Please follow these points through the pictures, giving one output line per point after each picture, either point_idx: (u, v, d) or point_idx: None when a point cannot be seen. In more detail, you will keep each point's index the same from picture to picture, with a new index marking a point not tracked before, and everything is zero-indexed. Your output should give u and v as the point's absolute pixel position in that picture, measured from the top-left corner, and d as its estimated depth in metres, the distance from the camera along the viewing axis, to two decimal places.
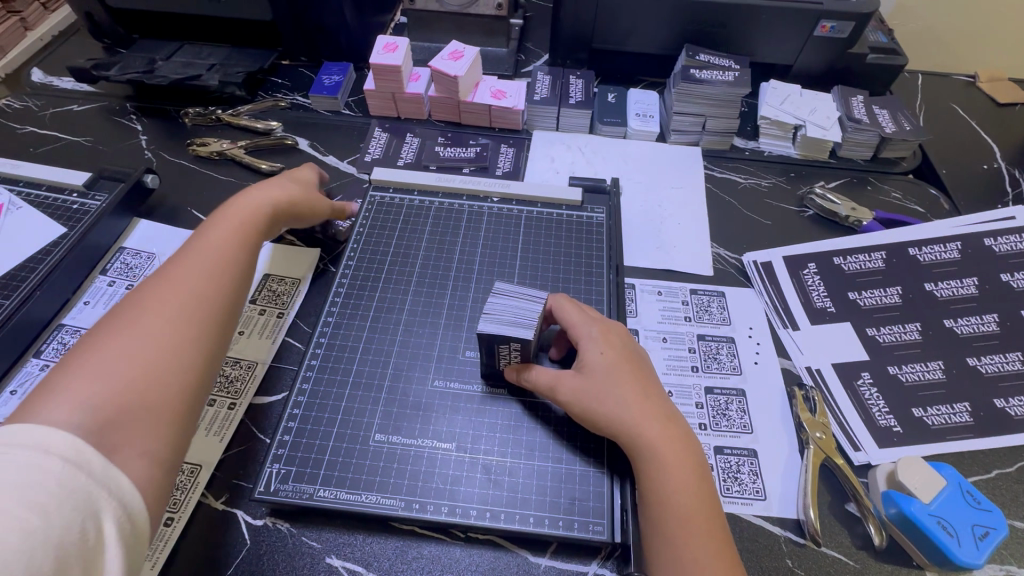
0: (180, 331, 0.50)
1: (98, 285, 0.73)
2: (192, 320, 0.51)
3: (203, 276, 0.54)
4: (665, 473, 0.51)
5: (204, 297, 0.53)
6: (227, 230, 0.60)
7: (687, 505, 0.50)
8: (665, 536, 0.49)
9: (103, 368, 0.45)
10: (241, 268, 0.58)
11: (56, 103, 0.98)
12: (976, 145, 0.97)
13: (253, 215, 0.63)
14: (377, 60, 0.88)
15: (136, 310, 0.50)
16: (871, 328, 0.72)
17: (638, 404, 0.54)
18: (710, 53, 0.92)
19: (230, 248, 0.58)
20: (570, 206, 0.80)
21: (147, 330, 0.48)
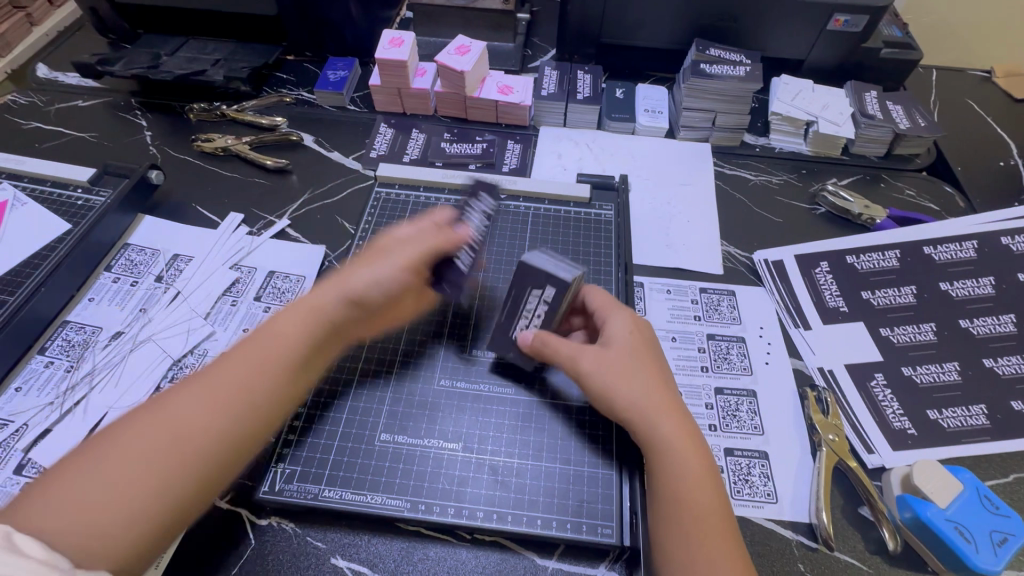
0: (184, 446, 0.44)
1: (102, 281, 0.73)
2: (201, 450, 0.44)
3: (236, 383, 0.47)
4: (679, 468, 0.50)
5: (221, 415, 0.46)
6: (301, 306, 0.53)
7: (701, 503, 0.49)
8: (676, 534, 0.48)
9: (114, 465, 0.41)
10: (289, 366, 0.50)
11: (61, 98, 0.97)
12: (993, 142, 0.95)
13: (331, 291, 0.54)
14: (383, 55, 0.87)
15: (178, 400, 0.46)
16: (885, 328, 0.71)
17: (656, 396, 0.53)
18: (721, 47, 0.90)
19: (279, 346, 0.50)
20: (578, 202, 0.79)
21: (155, 435, 0.43)
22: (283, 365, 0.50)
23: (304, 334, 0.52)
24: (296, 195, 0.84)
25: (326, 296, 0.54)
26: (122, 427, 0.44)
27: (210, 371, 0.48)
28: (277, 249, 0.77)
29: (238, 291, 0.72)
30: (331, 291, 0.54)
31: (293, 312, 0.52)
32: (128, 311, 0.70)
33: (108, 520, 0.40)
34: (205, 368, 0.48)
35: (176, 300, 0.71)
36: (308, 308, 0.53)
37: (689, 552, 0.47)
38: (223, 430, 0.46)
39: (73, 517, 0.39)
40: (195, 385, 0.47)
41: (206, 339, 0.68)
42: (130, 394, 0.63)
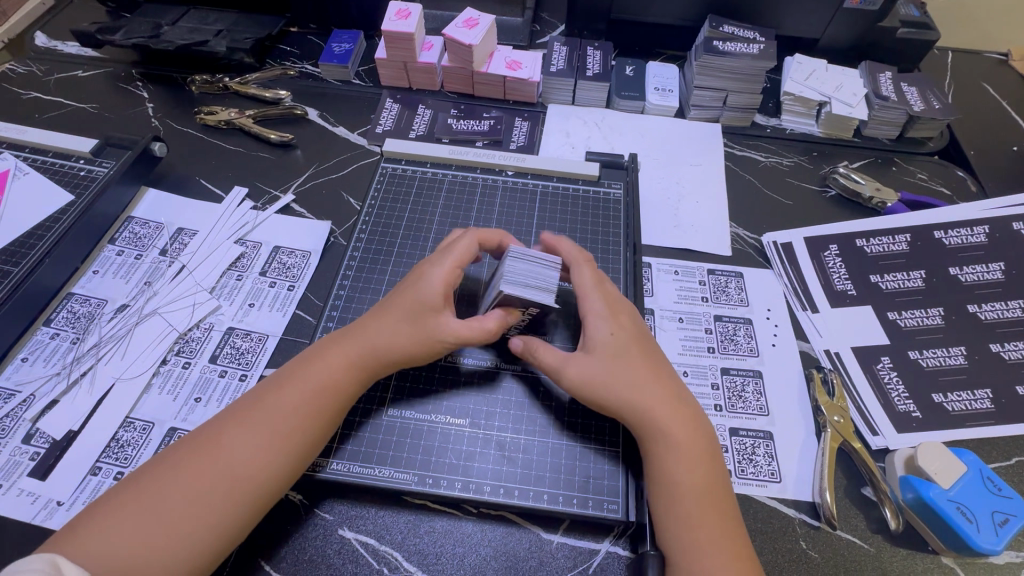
0: (227, 482, 0.47)
1: (106, 254, 0.72)
2: (237, 485, 0.48)
3: (276, 428, 0.50)
4: (677, 454, 0.50)
5: (261, 455, 0.49)
6: (338, 355, 0.54)
7: (698, 494, 0.49)
8: (681, 523, 0.48)
9: (168, 487, 0.46)
10: (328, 406, 0.53)
11: (61, 68, 0.95)
12: (1007, 125, 0.94)
13: (374, 354, 0.55)
14: (391, 27, 0.85)
15: (232, 431, 0.50)
16: (892, 312, 0.70)
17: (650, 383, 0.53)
18: (734, 24, 0.88)
19: (314, 395, 0.52)
20: (587, 180, 0.78)
21: (203, 470, 0.47)
22: (321, 409, 0.52)
23: (344, 387, 0.54)
24: (301, 170, 0.83)
25: (366, 354, 0.55)
26: (174, 462, 0.48)
27: (252, 409, 0.51)
28: (283, 224, 0.76)
29: (243, 266, 0.72)
30: (369, 350, 0.55)
31: (332, 360, 0.54)
32: (134, 284, 0.70)
33: (155, 553, 0.44)
34: (250, 407, 0.51)
35: (181, 274, 0.70)
36: (346, 363, 0.54)
37: (687, 544, 0.47)
38: (258, 473, 0.48)
39: (127, 549, 0.43)
40: (239, 425, 0.50)
41: (212, 313, 0.68)
42: (136, 366, 0.63)
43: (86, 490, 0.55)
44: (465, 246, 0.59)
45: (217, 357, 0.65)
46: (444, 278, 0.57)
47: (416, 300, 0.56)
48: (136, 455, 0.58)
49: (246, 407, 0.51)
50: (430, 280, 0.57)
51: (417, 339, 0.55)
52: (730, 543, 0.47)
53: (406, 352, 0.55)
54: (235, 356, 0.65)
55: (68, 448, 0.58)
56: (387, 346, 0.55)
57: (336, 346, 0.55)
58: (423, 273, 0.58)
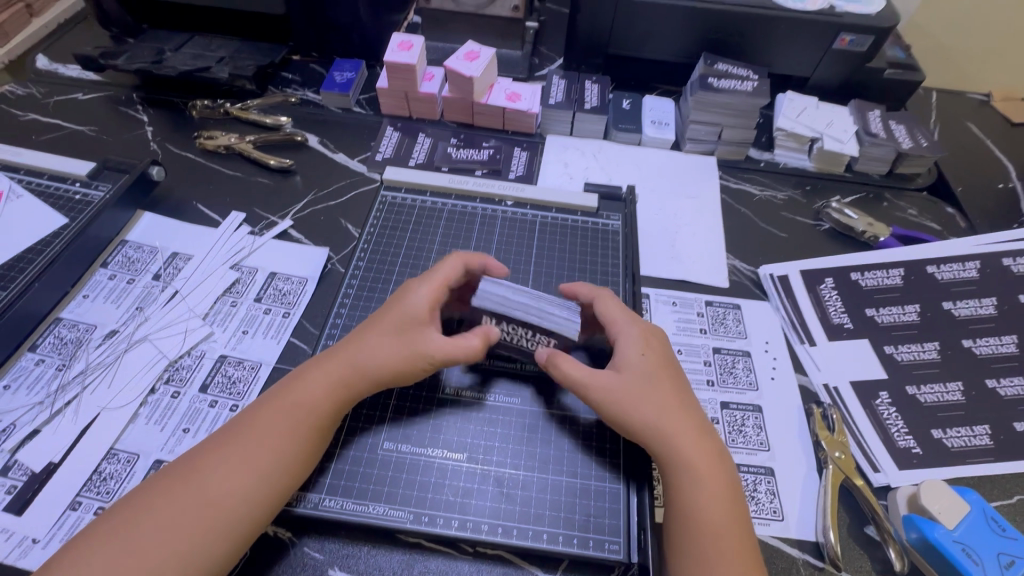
0: (211, 512, 0.46)
1: (98, 278, 0.71)
2: (222, 517, 0.46)
3: (258, 453, 0.49)
4: (691, 485, 0.49)
5: (245, 481, 0.48)
6: (323, 378, 0.53)
7: (714, 528, 0.48)
8: (701, 555, 0.47)
9: (154, 521, 0.45)
10: (313, 427, 0.51)
11: (61, 90, 0.95)
12: (992, 163, 0.97)
13: (358, 375, 0.54)
14: (392, 58, 0.86)
15: (218, 460, 0.48)
16: (888, 346, 0.71)
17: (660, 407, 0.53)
18: (728, 62, 0.91)
19: (299, 418, 0.51)
20: (586, 212, 0.79)
21: (187, 501, 0.46)
22: (304, 434, 0.51)
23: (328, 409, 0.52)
24: (299, 196, 0.83)
25: (352, 372, 0.54)
26: (153, 494, 0.46)
27: (234, 436, 0.50)
28: (280, 250, 0.75)
29: (239, 292, 0.71)
30: (353, 369, 0.54)
31: (317, 382, 0.53)
32: (125, 309, 0.68)
33: None
34: (234, 433, 0.50)
35: (173, 299, 0.69)
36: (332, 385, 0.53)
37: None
38: (240, 502, 0.47)
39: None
40: (221, 453, 0.49)
41: (204, 340, 0.66)
42: (123, 395, 0.61)
43: (64, 526, 0.53)
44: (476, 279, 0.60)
45: (207, 386, 0.63)
46: (429, 294, 0.58)
47: (403, 314, 0.57)
48: (119, 489, 0.55)
49: (231, 434, 0.50)
50: (416, 296, 0.58)
51: (404, 354, 0.55)
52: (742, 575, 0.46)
53: (395, 369, 0.55)
54: (226, 385, 0.63)
55: (48, 481, 0.55)
56: (372, 364, 0.54)
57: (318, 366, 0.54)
58: (410, 291, 0.59)
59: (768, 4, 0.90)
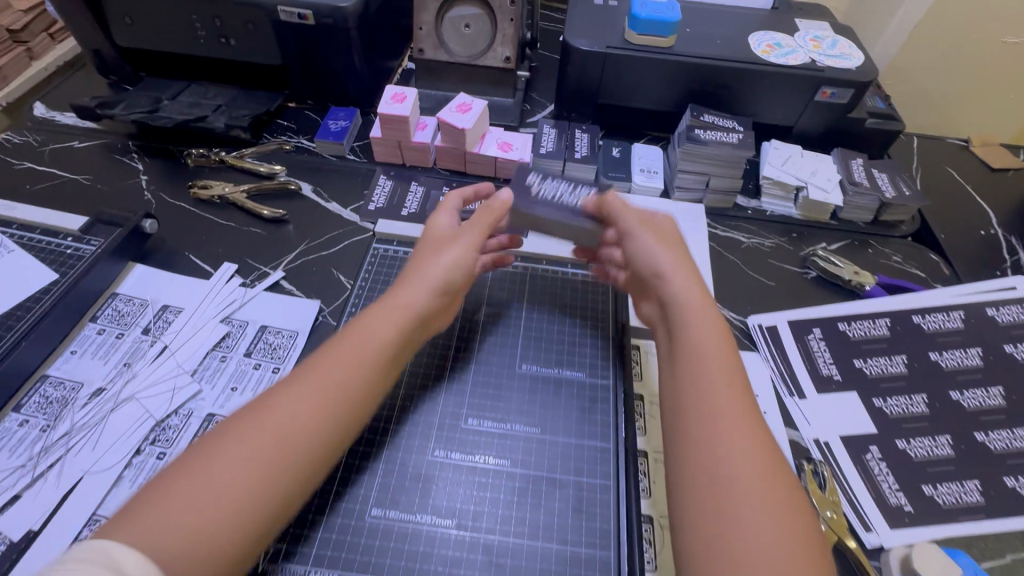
0: (290, 426, 0.47)
1: (86, 333, 0.71)
2: (300, 430, 0.48)
3: (327, 379, 0.51)
4: (703, 355, 0.53)
5: (316, 392, 0.50)
6: (375, 319, 0.56)
7: (731, 398, 0.50)
8: (716, 417, 0.49)
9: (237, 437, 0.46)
10: (381, 337, 0.55)
11: (57, 138, 0.96)
12: (973, 210, 0.99)
13: (407, 299, 0.59)
14: (386, 109, 0.88)
15: (297, 381, 0.50)
16: (877, 398, 0.71)
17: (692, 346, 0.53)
18: (714, 113, 0.94)
19: (365, 340, 0.54)
20: (576, 263, 0.79)
21: (265, 419, 0.47)
22: (370, 359, 0.54)
23: (389, 329, 0.56)
24: (292, 246, 0.83)
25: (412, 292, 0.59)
26: (205, 447, 0.45)
27: (289, 381, 0.51)
28: (271, 302, 0.75)
29: (228, 346, 0.71)
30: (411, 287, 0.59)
31: (383, 308, 0.57)
32: (112, 366, 0.68)
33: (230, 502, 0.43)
34: (287, 381, 0.51)
35: (161, 355, 0.69)
36: (383, 330, 0.56)
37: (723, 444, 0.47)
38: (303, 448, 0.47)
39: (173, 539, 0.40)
40: (277, 400, 0.49)
41: (192, 398, 0.66)
42: (108, 457, 0.60)
43: None
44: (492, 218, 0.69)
45: None
46: (446, 220, 0.67)
47: (431, 240, 0.64)
48: None
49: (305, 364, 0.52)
50: (436, 225, 0.66)
51: (445, 263, 0.62)
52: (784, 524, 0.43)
53: (450, 264, 0.61)
54: None
55: (26, 551, 0.54)
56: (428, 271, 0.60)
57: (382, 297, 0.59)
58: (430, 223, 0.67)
59: (751, 59, 0.93)
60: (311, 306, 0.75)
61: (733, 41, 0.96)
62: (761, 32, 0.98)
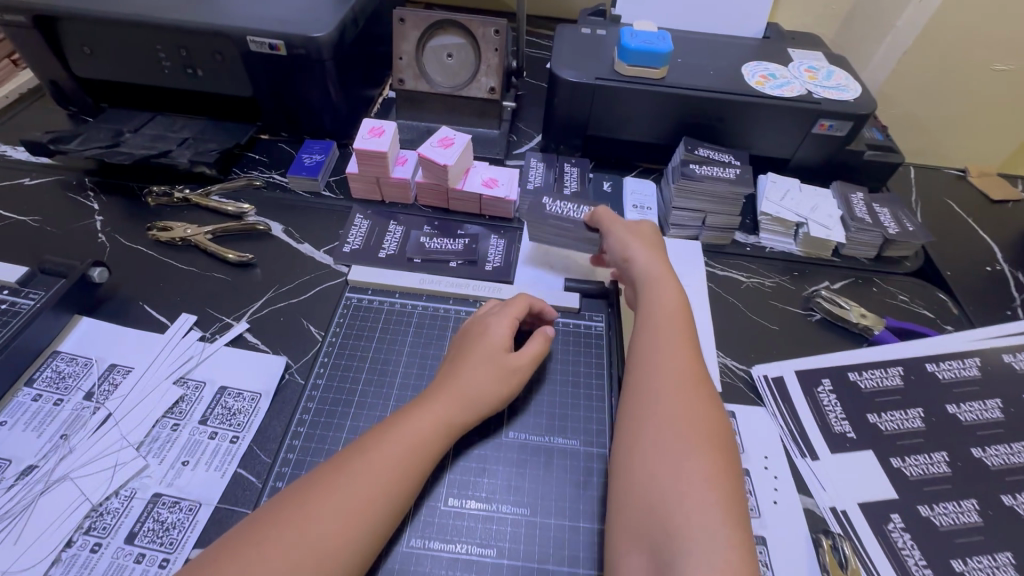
0: (331, 538, 0.46)
1: (20, 400, 0.63)
2: (341, 545, 0.46)
3: (370, 485, 0.49)
4: (652, 372, 0.58)
5: (365, 501, 0.49)
6: (426, 418, 0.55)
7: (673, 406, 0.55)
8: (656, 429, 0.54)
9: (278, 547, 0.44)
10: (427, 448, 0.54)
11: (7, 176, 0.89)
12: (977, 244, 0.95)
13: (461, 407, 0.57)
14: (362, 144, 0.83)
15: (340, 483, 0.49)
16: (895, 458, 0.65)
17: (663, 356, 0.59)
18: (709, 147, 0.89)
19: (410, 447, 0.53)
20: (567, 311, 0.74)
21: (304, 524, 0.46)
22: (412, 467, 0.52)
23: (431, 440, 0.54)
24: (258, 294, 0.76)
25: (457, 403, 0.57)
26: (248, 536, 0.45)
27: (340, 473, 0.50)
28: (233, 359, 0.68)
29: (181, 412, 0.63)
30: (459, 400, 0.57)
31: (427, 411, 0.56)
32: (46, 438, 0.60)
33: None
34: (332, 470, 0.50)
35: (104, 425, 0.61)
36: (429, 425, 0.55)
37: (658, 451, 0.52)
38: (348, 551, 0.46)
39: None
40: (327, 489, 0.48)
41: (136, 476, 0.58)
42: (33, 552, 0.52)
43: None
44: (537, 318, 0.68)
45: (135, 536, 0.54)
46: (509, 323, 0.64)
47: (489, 344, 0.62)
48: None
49: (343, 461, 0.51)
50: (495, 327, 0.64)
51: (501, 377, 0.60)
52: (729, 525, 0.46)
53: (494, 391, 0.59)
54: (157, 533, 0.55)
55: None
56: (474, 391, 0.58)
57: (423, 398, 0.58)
58: (487, 324, 0.64)
59: (746, 90, 0.89)
60: (279, 360, 0.68)
61: (726, 72, 0.92)
62: (754, 62, 0.94)
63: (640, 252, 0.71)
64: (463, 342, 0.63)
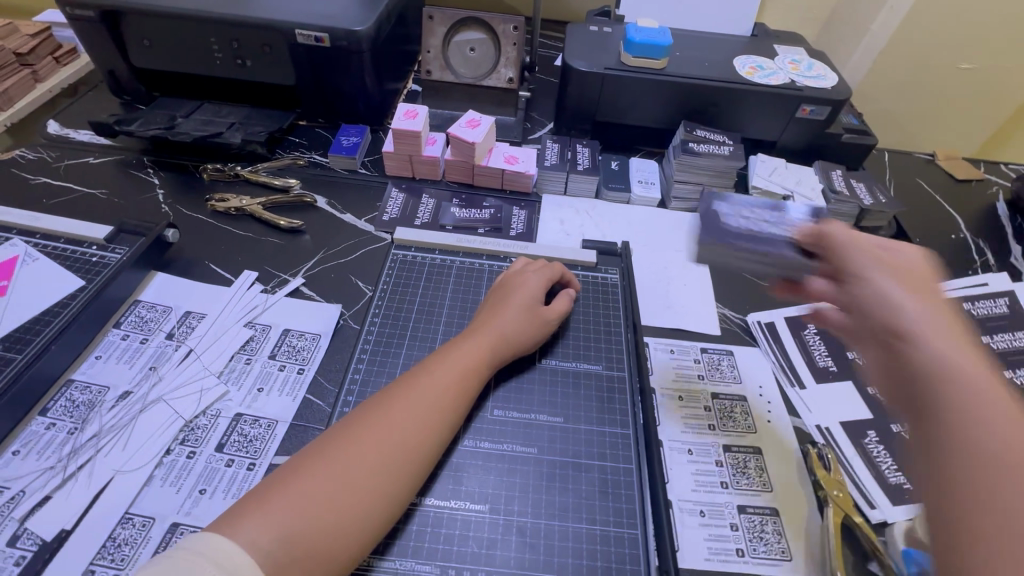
0: (406, 440, 0.54)
1: (110, 339, 0.72)
2: (416, 446, 0.55)
3: (435, 400, 0.58)
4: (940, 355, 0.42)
5: (431, 413, 0.57)
6: (476, 350, 0.64)
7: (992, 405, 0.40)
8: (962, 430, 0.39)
9: (365, 445, 0.52)
10: (477, 377, 0.63)
11: (72, 155, 0.98)
12: (943, 216, 1.07)
13: (504, 342, 0.67)
14: (398, 125, 0.93)
15: (411, 398, 0.57)
16: (871, 387, 0.76)
17: (992, 427, 0.39)
18: (705, 129, 1.01)
19: (464, 373, 0.62)
20: (585, 266, 0.84)
21: (383, 427, 0.54)
22: (467, 389, 0.61)
23: (480, 370, 0.63)
24: (309, 255, 0.86)
25: (502, 342, 0.66)
26: (337, 438, 0.53)
27: (410, 391, 0.58)
28: (293, 307, 0.78)
29: (253, 349, 0.72)
30: (503, 339, 0.67)
31: (476, 345, 0.65)
32: (138, 369, 0.69)
33: (362, 498, 0.50)
34: (403, 386, 0.59)
35: (187, 359, 0.70)
36: (481, 355, 0.64)
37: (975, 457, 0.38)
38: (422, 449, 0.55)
39: (324, 510, 0.48)
40: (405, 396, 0.57)
41: (219, 399, 0.67)
42: (138, 457, 0.61)
43: None
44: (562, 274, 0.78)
45: (224, 445, 0.63)
46: (544, 280, 0.75)
47: (527, 294, 0.72)
48: (134, 556, 0.54)
49: (409, 382, 0.59)
50: (532, 281, 0.74)
51: (537, 323, 0.70)
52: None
53: (529, 334, 0.69)
54: (243, 444, 0.64)
55: (59, 550, 0.54)
56: (516, 332, 0.68)
57: (471, 334, 0.66)
58: (526, 277, 0.75)
59: (738, 79, 1.00)
60: (335, 307, 0.78)
61: (719, 64, 1.04)
62: (744, 56, 1.06)
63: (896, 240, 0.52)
64: (502, 291, 0.73)
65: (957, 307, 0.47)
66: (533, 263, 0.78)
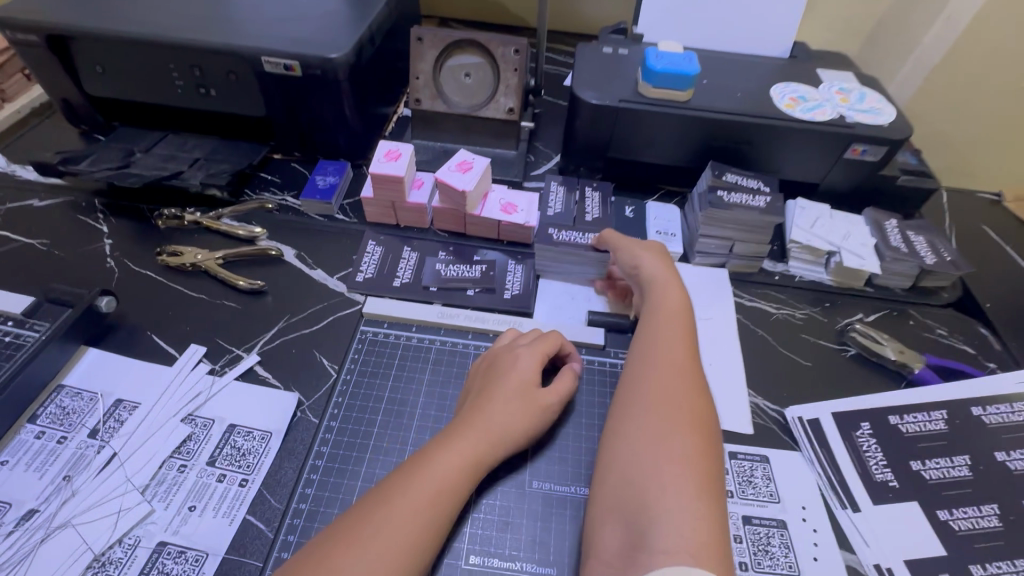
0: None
1: (23, 438, 0.60)
2: None
3: (403, 531, 0.47)
4: (643, 378, 0.60)
5: (401, 544, 0.47)
6: (455, 462, 0.53)
7: (663, 411, 0.56)
8: (637, 434, 0.55)
9: None
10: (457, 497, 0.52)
11: (16, 196, 0.88)
12: (1016, 274, 0.91)
13: (489, 450, 0.55)
14: (378, 168, 0.80)
15: (375, 528, 0.47)
16: (942, 510, 0.61)
17: (661, 345, 0.63)
18: (737, 171, 0.86)
19: (440, 493, 0.51)
20: (591, 348, 0.73)
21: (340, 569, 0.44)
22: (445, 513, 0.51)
23: (459, 489, 0.52)
24: (268, 324, 0.73)
25: (484, 452, 0.55)
26: None
27: (371, 521, 0.47)
28: (243, 395, 0.66)
29: (189, 452, 0.61)
30: (488, 447, 0.55)
31: (453, 457, 0.53)
32: (48, 480, 0.57)
33: None
34: (363, 518, 0.48)
35: (109, 466, 0.59)
36: (462, 469, 0.53)
37: (630, 454, 0.54)
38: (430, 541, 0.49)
39: None
40: (367, 527, 0.47)
41: (141, 522, 0.55)
42: None
43: None
44: (561, 341, 0.66)
45: None
46: (538, 359, 0.62)
47: (519, 378, 0.60)
48: None
49: (372, 506, 0.49)
50: (523, 360, 0.62)
51: (534, 412, 0.59)
52: (700, 497, 0.49)
53: (520, 435, 0.58)
54: None
55: None
56: (505, 434, 0.57)
57: (447, 437, 0.55)
58: (516, 355, 0.63)
59: (775, 113, 0.86)
60: (292, 395, 0.65)
61: (753, 94, 0.89)
62: (783, 84, 0.91)
63: (645, 258, 0.73)
64: (485, 373, 0.63)
65: (685, 346, 0.63)
66: (525, 334, 0.68)
